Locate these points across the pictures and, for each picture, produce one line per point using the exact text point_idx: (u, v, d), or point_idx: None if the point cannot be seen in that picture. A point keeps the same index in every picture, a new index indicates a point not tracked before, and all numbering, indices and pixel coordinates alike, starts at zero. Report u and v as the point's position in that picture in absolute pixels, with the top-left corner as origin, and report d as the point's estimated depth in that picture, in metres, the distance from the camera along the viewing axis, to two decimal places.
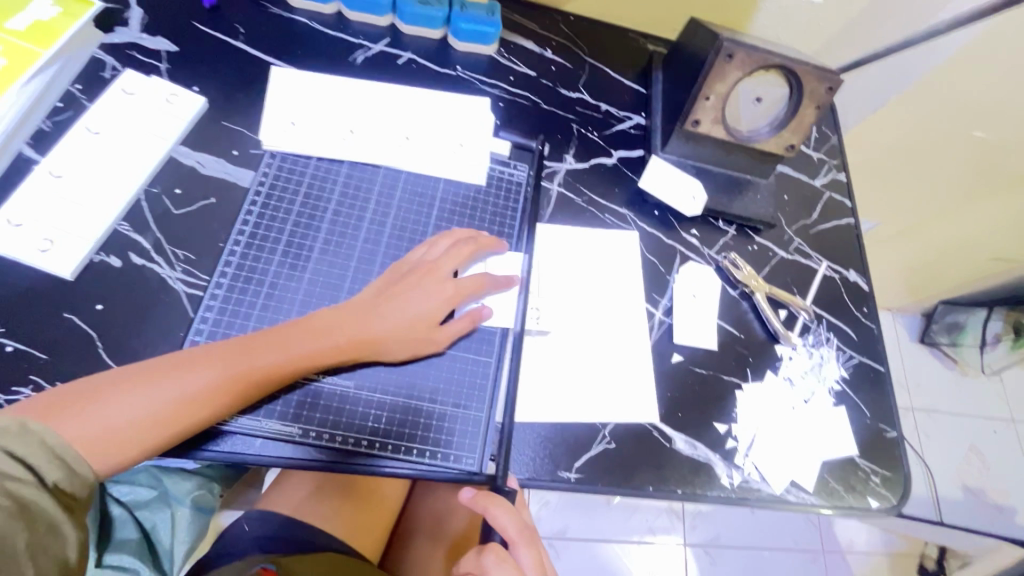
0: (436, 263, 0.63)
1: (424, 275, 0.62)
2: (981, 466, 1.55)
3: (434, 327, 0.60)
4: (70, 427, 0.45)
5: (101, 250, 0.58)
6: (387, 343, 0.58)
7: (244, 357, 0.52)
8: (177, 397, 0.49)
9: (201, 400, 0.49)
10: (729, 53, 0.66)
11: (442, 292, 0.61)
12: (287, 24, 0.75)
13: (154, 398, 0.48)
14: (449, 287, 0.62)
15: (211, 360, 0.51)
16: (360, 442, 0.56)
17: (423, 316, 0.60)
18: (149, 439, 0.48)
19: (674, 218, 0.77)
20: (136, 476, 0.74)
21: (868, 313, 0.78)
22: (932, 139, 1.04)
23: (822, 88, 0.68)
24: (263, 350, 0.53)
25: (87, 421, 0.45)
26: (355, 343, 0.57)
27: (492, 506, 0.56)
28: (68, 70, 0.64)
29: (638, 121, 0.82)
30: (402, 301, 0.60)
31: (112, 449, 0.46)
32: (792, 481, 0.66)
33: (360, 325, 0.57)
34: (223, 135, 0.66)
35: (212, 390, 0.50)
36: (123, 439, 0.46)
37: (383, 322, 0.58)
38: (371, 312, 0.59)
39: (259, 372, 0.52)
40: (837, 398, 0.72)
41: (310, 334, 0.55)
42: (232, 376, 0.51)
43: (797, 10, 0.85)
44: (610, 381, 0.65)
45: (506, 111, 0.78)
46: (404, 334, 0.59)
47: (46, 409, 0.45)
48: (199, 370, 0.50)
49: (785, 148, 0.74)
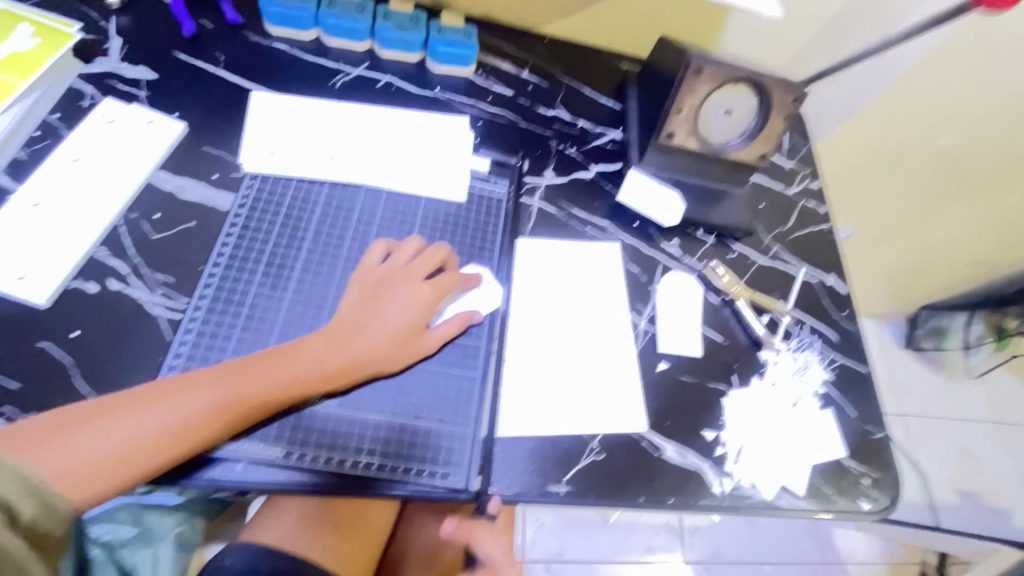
0: (408, 270, 0.63)
1: (399, 284, 0.62)
2: (972, 469, 1.58)
3: (422, 338, 0.61)
4: (50, 459, 0.44)
5: (78, 276, 0.57)
6: (374, 361, 0.58)
7: (230, 384, 0.51)
8: (161, 428, 0.48)
9: (181, 430, 0.48)
10: (697, 68, 0.68)
11: (422, 301, 0.62)
12: (267, 51, 0.76)
13: (137, 430, 0.47)
14: (425, 294, 0.62)
15: (193, 389, 0.50)
16: (344, 463, 0.55)
17: (404, 327, 0.60)
18: (133, 470, 0.47)
19: (654, 229, 0.78)
20: (117, 514, 0.72)
21: (849, 316, 0.79)
22: (898, 143, 1.09)
23: (788, 99, 0.70)
24: (250, 376, 0.53)
25: (68, 454, 0.45)
26: (342, 362, 0.56)
27: (477, 533, 0.58)
28: (46, 100, 0.64)
29: (615, 136, 0.84)
30: (382, 313, 0.60)
31: (89, 481, 0.45)
32: (782, 486, 0.65)
33: (345, 343, 0.57)
34: (203, 160, 0.66)
35: (197, 420, 0.49)
36: (102, 470, 0.45)
37: (368, 338, 0.58)
38: (350, 331, 0.58)
39: (242, 401, 0.51)
40: (823, 401, 0.72)
41: (297, 358, 0.55)
42: (218, 405, 0.50)
43: (761, 26, 0.88)
44: (598, 391, 0.65)
45: (484, 130, 0.79)
46: (391, 349, 0.59)
47: (27, 442, 0.44)
48: (183, 400, 0.49)
49: (758, 158, 0.76)
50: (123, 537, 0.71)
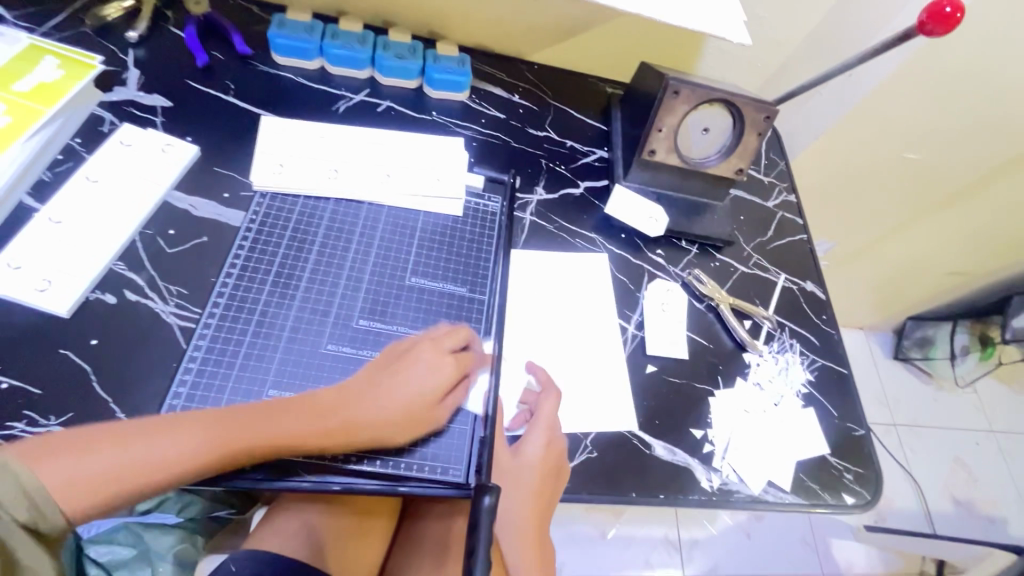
0: (436, 341, 0.63)
1: (423, 349, 0.61)
2: (966, 478, 1.60)
3: (432, 409, 0.60)
4: (52, 472, 0.45)
5: (97, 288, 0.61)
6: (379, 428, 0.57)
7: (233, 428, 0.51)
8: (160, 460, 0.48)
9: (173, 466, 0.49)
10: (675, 90, 0.74)
11: (441, 372, 0.60)
12: (275, 80, 0.81)
13: (139, 458, 0.48)
14: (447, 368, 0.61)
15: (197, 427, 0.51)
16: (350, 459, 0.57)
17: (416, 399, 0.59)
18: (120, 495, 0.47)
19: (640, 240, 0.83)
20: (115, 534, 0.75)
21: (827, 320, 0.83)
22: (870, 161, 1.14)
23: (760, 117, 0.76)
24: (252, 426, 0.52)
25: (69, 471, 0.45)
26: (348, 423, 0.56)
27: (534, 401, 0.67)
28: (68, 126, 0.69)
29: (601, 154, 0.89)
30: (400, 378, 0.59)
31: (80, 499, 0.45)
32: (769, 481, 0.68)
33: (355, 405, 0.57)
34: (215, 179, 0.71)
35: (190, 460, 0.49)
36: (100, 493, 0.46)
37: (379, 402, 0.57)
38: (362, 394, 0.58)
39: (240, 446, 0.51)
40: (805, 400, 0.76)
41: (303, 414, 0.55)
42: (215, 448, 0.50)
43: (734, 52, 0.95)
44: (589, 392, 0.68)
45: (478, 150, 0.84)
46: (398, 418, 0.57)
47: (35, 453, 0.45)
48: (183, 437, 0.50)
49: (734, 172, 0.82)
50: (121, 557, 0.74)
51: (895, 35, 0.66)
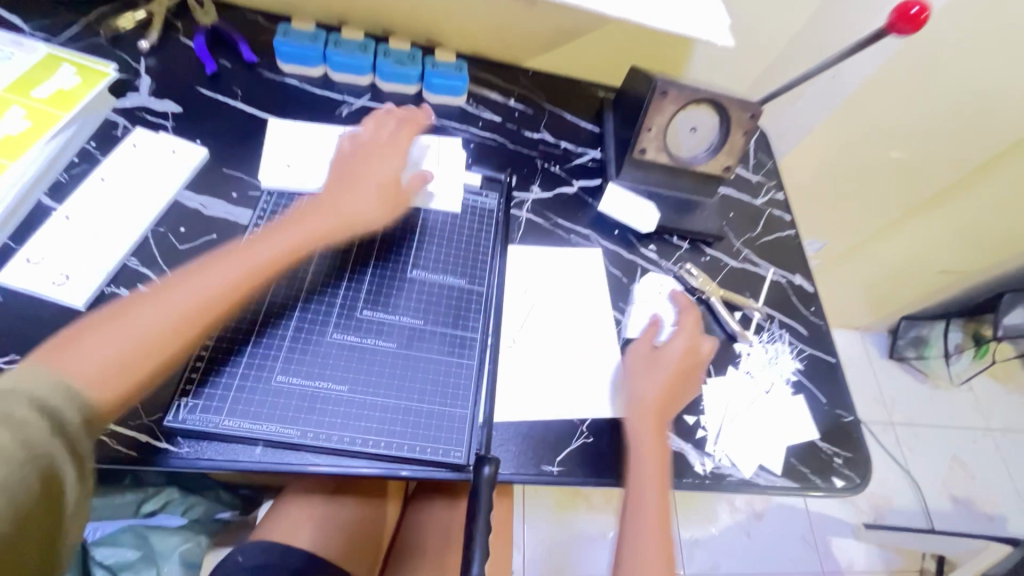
0: (380, 121, 0.78)
1: (375, 137, 0.76)
2: (964, 476, 1.62)
3: (400, 188, 0.74)
4: (63, 361, 0.50)
5: (112, 282, 0.63)
6: (363, 220, 0.70)
7: (194, 279, 0.58)
8: (153, 320, 0.54)
9: (166, 320, 0.55)
10: (663, 91, 0.77)
11: (395, 145, 0.76)
12: (280, 86, 0.85)
13: (139, 330, 0.53)
14: (401, 141, 0.77)
15: (167, 287, 0.57)
16: (355, 441, 0.60)
17: (383, 179, 0.73)
18: (133, 360, 0.52)
19: (633, 236, 0.86)
20: (121, 537, 0.90)
21: (816, 311, 0.86)
22: (857, 162, 1.17)
23: (745, 116, 0.80)
24: (211, 270, 0.59)
25: (77, 356, 0.50)
26: (330, 229, 0.68)
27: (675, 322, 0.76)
28: (84, 130, 0.72)
29: (595, 155, 0.93)
30: (364, 167, 0.73)
31: (99, 375, 0.50)
32: (760, 465, 0.70)
33: (335, 206, 0.69)
34: (223, 180, 0.74)
35: (176, 310, 0.55)
36: (112, 363, 0.51)
37: (354, 199, 0.70)
38: (341, 199, 0.70)
39: (219, 294, 0.58)
40: (794, 387, 0.78)
41: (256, 250, 0.62)
42: (192, 296, 0.57)
43: (721, 56, 0.99)
44: (585, 380, 0.71)
45: (476, 151, 0.87)
46: (374, 200, 0.71)
47: (43, 354, 0.50)
48: (163, 295, 0.56)
49: (723, 169, 0.85)
50: (126, 558, 0.89)
51: (866, 37, 0.70)
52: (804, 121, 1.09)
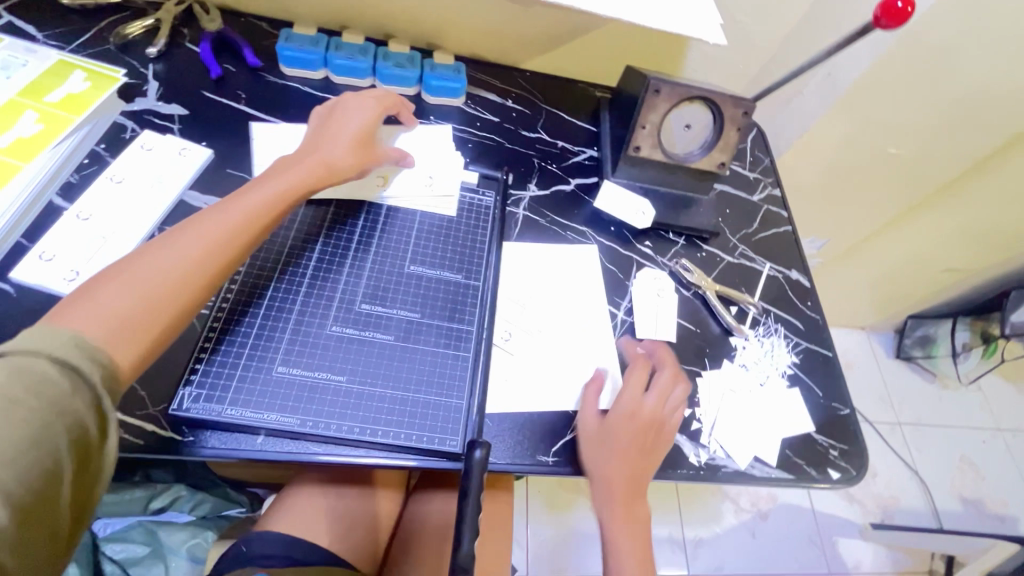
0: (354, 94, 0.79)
1: (348, 102, 0.77)
2: (974, 476, 1.60)
3: (375, 146, 0.76)
4: (76, 318, 0.50)
5: None
6: (344, 162, 0.71)
7: (195, 234, 0.58)
8: (157, 273, 0.55)
9: (173, 273, 0.55)
10: (656, 88, 0.79)
11: (370, 108, 0.77)
12: (283, 89, 0.87)
13: (145, 282, 0.54)
14: (373, 104, 0.78)
15: (170, 244, 0.57)
16: (353, 430, 0.61)
17: (359, 133, 0.74)
18: (146, 313, 0.53)
19: (629, 232, 0.87)
20: (129, 534, 0.91)
21: (812, 306, 0.87)
22: (854, 160, 1.18)
23: (738, 113, 0.81)
24: (210, 223, 0.60)
25: (89, 313, 0.50)
26: (316, 169, 0.69)
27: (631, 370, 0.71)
28: (94, 133, 0.74)
29: (591, 153, 0.94)
30: (342, 123, 0.74)
31: (116, 334, 0.50)
32: (755, 456, 0.71)
33: (315, 152, 0.70)
34: (227, 180, 0.76)
35: (182, 265, 0.56)
36: (120, 319, 0.51)
37: (335, 145, 0.72)
38: (323, 144, 0.72)
39: (222, 250, 0.59)
40: (790, 380, 0.79)
41: (249, 200, 0.63)
42: (198, 252, 0.57)
43: (717, 55, 1.00)
44: (580, 372, 0.72)
45: (474, 150, 0.89)
46: (354, 150, 0.73)
47: (53, 314, 0.50)
48: (166, 251, 0.56)
49: (718, 166, 0.86)
50: (135, 554, 0.90)
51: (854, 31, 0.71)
52: (801, 118, 1.10)
